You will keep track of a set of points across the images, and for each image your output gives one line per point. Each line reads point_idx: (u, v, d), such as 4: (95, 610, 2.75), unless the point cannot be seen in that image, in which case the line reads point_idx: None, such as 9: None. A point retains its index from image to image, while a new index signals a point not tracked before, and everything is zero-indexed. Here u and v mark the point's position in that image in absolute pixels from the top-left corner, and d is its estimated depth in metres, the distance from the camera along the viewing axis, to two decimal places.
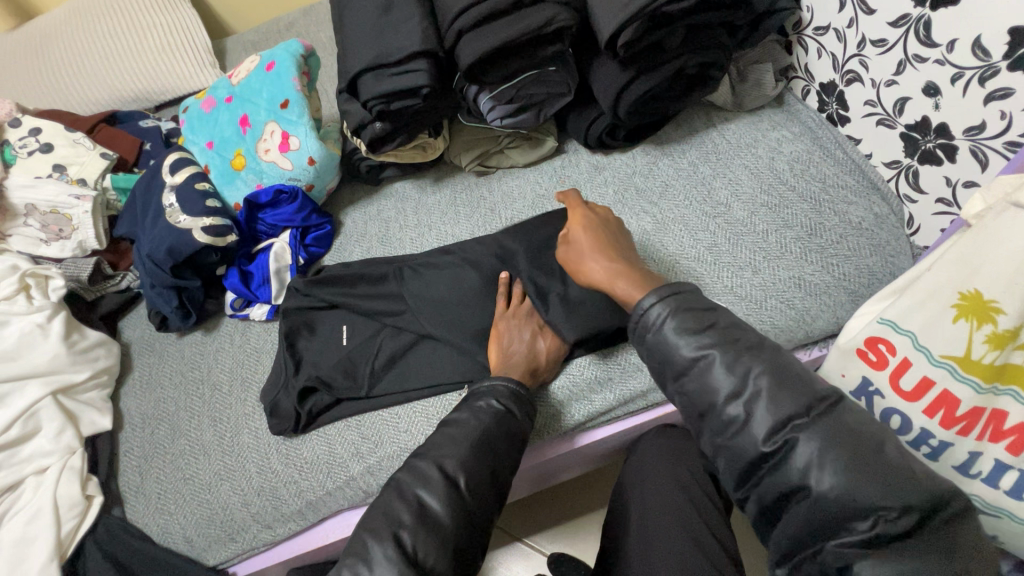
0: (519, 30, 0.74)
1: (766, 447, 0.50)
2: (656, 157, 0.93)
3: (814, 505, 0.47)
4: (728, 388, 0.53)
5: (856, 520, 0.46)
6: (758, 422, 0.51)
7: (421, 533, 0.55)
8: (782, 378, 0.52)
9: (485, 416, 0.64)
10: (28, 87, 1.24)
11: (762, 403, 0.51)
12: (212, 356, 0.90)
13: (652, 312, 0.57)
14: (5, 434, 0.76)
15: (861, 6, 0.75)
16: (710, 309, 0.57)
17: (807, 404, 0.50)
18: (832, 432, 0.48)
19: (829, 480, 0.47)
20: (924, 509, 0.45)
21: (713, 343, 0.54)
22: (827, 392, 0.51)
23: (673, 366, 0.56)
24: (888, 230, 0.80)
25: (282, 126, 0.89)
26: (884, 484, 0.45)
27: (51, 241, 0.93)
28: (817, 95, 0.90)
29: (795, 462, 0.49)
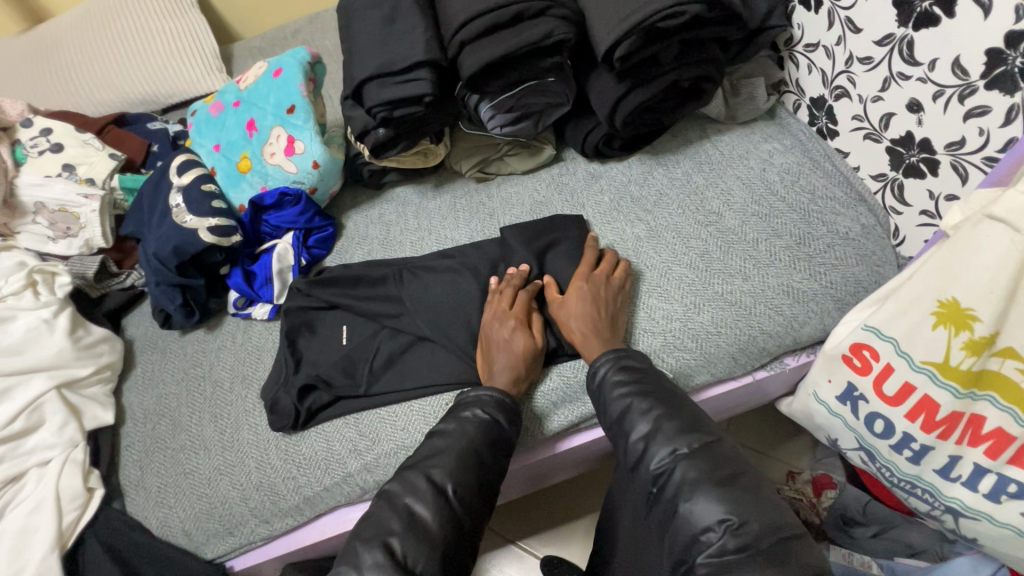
0: (519, 43, 0.77)
1: (653, 470, 0.59)
2: (651, 167, 0.96)
3: (682, 522, 0.55)
4: (638, 428, 0.62)
5: (708, 532, 0.53)
6: (652, 451, 0.60)
7: (410, 540, 0.57)
8: (681, 422, 0.61)
9: (469, 426, 0.65)
10: (37, 89, 1.26)
11: (658, 437, 0.61)
12: (214, 353, 0.92)
13: (598, 367, 0.69)
14: (10, 427, 0.77)
15: (849, 25, 0.78)
16: (643, 368, 0.68)
17: (690, 439, 0.59)
18: (702, 461, 0.58)
19: (693, 500, 0.55)
20: (762, 524, 0.52)
21: (636, 392, 0.65)
22: (711, 434, 0.61)
23: (606, 411, 0.66)
24: (874, 240, 0.82)
25: (287, 130, 0.92)
26: (734, 503, 0.54)
27: (58, 239, 0.95)
28: (807, 109, 0.93)
29: (673, 482, 0.57)
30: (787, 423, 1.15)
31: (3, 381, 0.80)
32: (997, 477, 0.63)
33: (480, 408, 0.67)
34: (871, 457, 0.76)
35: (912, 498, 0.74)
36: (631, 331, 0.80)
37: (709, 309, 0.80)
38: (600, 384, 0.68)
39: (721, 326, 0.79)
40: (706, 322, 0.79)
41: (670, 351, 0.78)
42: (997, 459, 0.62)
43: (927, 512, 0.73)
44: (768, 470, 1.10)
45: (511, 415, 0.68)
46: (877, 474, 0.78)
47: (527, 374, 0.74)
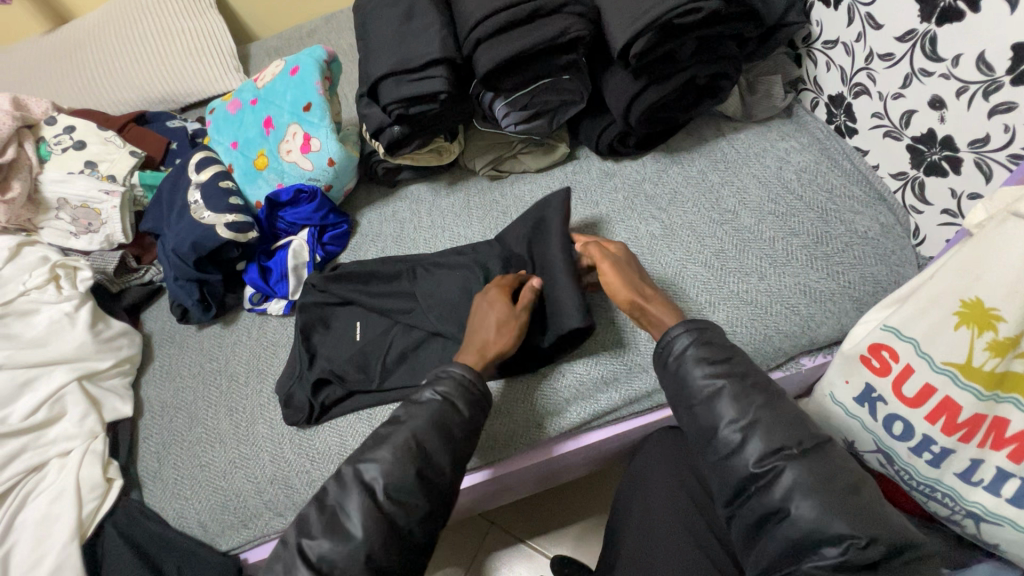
0: (534, 40, 0.77)
1: (755, 469, 0.58)
2: (666, 165, 0.95)
3: (791, 527, 0.54)
4: (731, 415, 0.60)
5: (827, 544, 0.52)
6: (751, 446, 0.58)
7: (326, 542, 0.58)
8: (780, 416, 0.59)
9: (420, 410, 0.65)
10: (61, 88, 1.29)
11: (757, 430, 0.59)
12: (230, 348, 0.93)
13: (675, 339, 0.66)
14: (34, 417, 0.79)
15: (869, 21, 0.77)
16: (728, 348, 0.65)
17: (798, 440, 0.57)
18: (817, 467, 0.56)
19: (807, 506, 0.54)
20: (888, 542, 0.51)
21: (725, 376, 0.62)
22: (816, 435, 0.59)
23: (688, 390, 0.64)
24: (893, 240, 0.81)
25: (304, 128, 0.93)
26: (853, 516, 0.52)
27: (80, 234, 0.97)
28: (825, 107, 0.92)
29: (780, 488, 0.56)
30: None
31: (26, 372, 0.82)
32: (1021, 482, 0.61)
33: (440, 385, 0.67)
34: (889, 460, 0.74)
35: (932, 502, 0.72)
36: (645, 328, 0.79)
37: (724, 308, 0.79)
38: (680, 359, 0.65)
39: (736, 325, 0.78)
40: (721, 320, 0.78)
41: None
42: (1021, 464, 0.60)
43: (947, 516, 0.71)
44: None
45: (472, 402, 0.67)
46: (894, 477, 0.76)
47: (498, 341, 0.72)
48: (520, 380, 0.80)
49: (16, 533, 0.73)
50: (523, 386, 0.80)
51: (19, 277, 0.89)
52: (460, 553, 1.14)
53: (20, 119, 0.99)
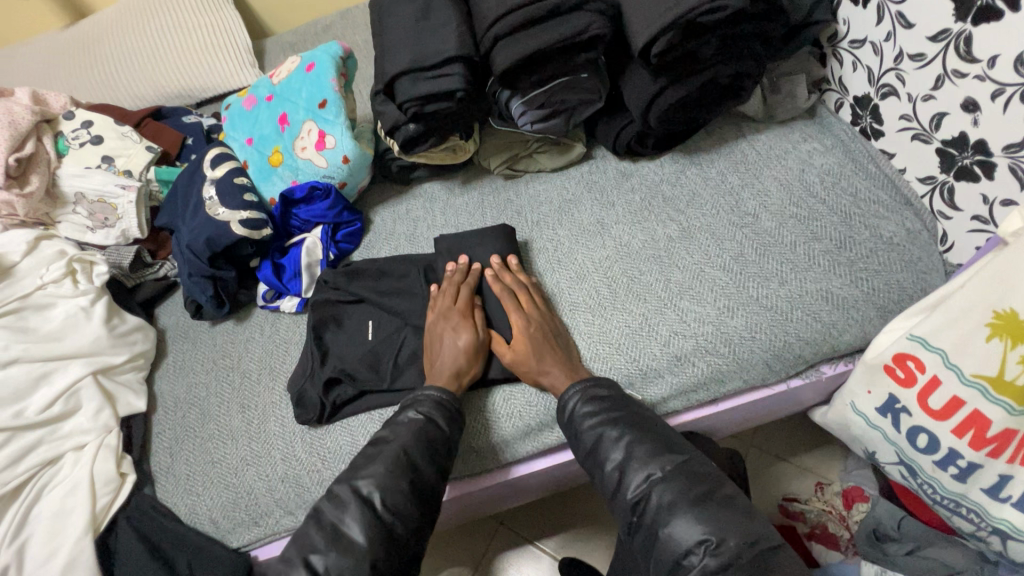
0: (553, 38, 0.75)
1: (632, 498, 0.62)
2: (684, 166, 0.93)
3: (660, 543, 0.58)
4: (612, 456, 0.65)
5: (689, 555, 0.56)
6: (628, 479, 0.63)
7: (332, 554, 0.60)
8: (652, 446, 0.64)
9: (404, 429, 0.68)
10: (80, 82, 1.30)
11: (632, 465, 0.63)
12: (243, 345, 0.93)
13: (567, 398, 0.70)
14: (49, 411, 0.80)
15: (900, 20, 0.75)
16: (610, 393, 0.70)
17: (663, 464, 0.62)
18: (677, 482, 0.60)
19: (672, 520, 0.58)
20: (740, 539, 0.55)
21: (606, 420, 0.67)
22: (684, 454, 0.63)
23: (579, 440, 0.68)
24: (920, 246, 0.79)
25: (318, 125, 0.92)
26: (710, 521, 0.57)
27: (97, 229, 0.98)
28: (850, 108, 0.89)
29: (650, 508, 0.60)
30: (818, 432, 1.11)
31: (42, 366, 0.83)
32: None
33: (418, 406, 0.70)
34: (911, 472, 0.73)
35: (955, 517, 0.71)
36: (660, 333, 0.78)
37: (743, 314, 0.77)
38: (570, 415, 0.69)
39: (755, 331, 0.76)
40: (739, 326, 0.77)
41: (701, 356, 0.76)
42: None
43: (971, 532, 0.70)
44: (796, 481, 1.07)
45: (450, 416, 0.70)
46: (917, 490, 0.75)
47: (471, 369, 0.75)
48: (486, 399, 0.79)
49: (31, 526, 0.74)
50: (490, 406, 0.78)
51: (36, 271, 0.90)
52: (467, 553, 1.13)
53: (38, 113, 1.00)
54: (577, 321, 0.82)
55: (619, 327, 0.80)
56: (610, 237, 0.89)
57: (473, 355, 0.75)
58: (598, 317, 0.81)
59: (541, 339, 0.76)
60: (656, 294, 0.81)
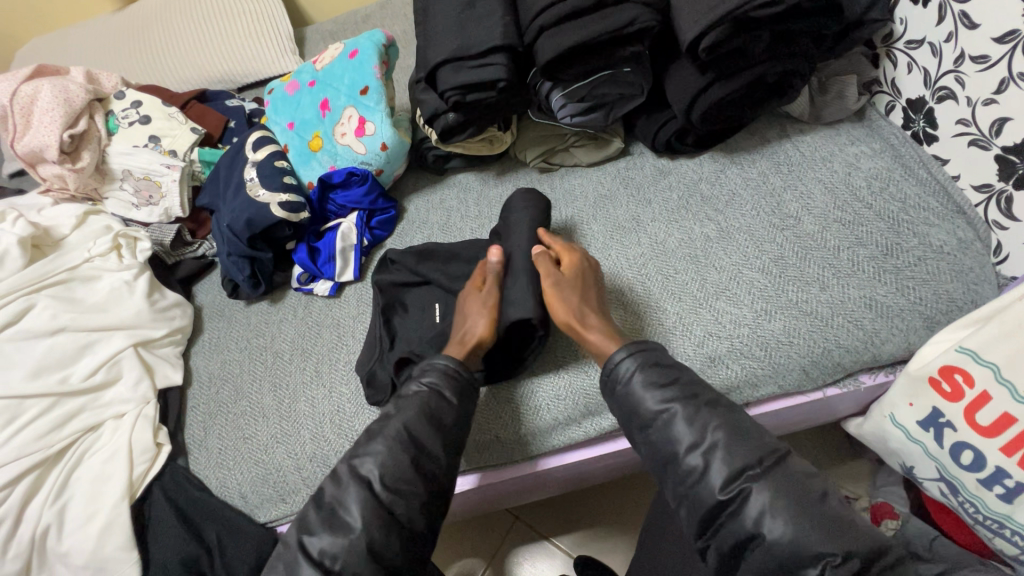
0: (600, 30, 0.74)
1: (722, 495, 0.57)
2: (724, 165, 0.92)
3: (766, 552, 0.54)
4: (688, 438, 0.60)
5: (806, 566, 0.52)
6: (713, 471, 0.58)
7: (328, 536, 0.59)
8: (735, 431, 0.59)
9: (409, 401, 0.67)
10: (130, 65, 1.34)
11: (718, 453, 0.58)
12: (276, 325, 0.95)
13: (622, 365, 0.66)
14: (93, 379, 0.83)
15: (964, 20, 0.72)
16: (672, 365, 0.66)
17: (758, 457, 0.57)
18: (781, 483, 0.56)
19: (780, 528, 0.53)
20: (864, 555, 0.52)
21: (675, 398, 0.63)
22: (776, 446, 0.59)
23: (639, 413, 0.64)
24: (972, 256, 0.76)
25: (359, 111, 0.93)
26: (826, 532, 0.52)
27: (141, 206, 1.02)
28: (902, 112, 0.86)
29: (749, 512, 0.55)
30: (847, 446, 1.08)
31: (87, 335, 0.86)
32: None
33: (428, 376, 0.69)
34: (952, 490, 0.71)
35: (998, 539, 0.68)
36: (696, 332, 0.77)
37: (782, 318, 0.76)
38: (628, 384, 0.66)
39: (794, 336, 0.74)
40: (777, 330, 0.75)
41: (736, 359, 0.75)
42: None
43: (1015, 556, 0.68)
44: None
45: (458, 389, 0.69)
46: (956, 508, 0.73)
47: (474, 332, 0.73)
48: (505, 392, 0.79)
49: (71, 488, 0.76)
50: (507, 401, 0.78)
51: (85, 244, 0.94)
52: (482, 546, 1.14)
53: (91, 92, 1.03)
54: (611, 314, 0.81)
55: (653, 325, 0.79)
56: (646, 235, 0.87)
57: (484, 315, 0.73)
58: (632, 313, 0.80)
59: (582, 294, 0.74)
60: (693, 293, 0.80)
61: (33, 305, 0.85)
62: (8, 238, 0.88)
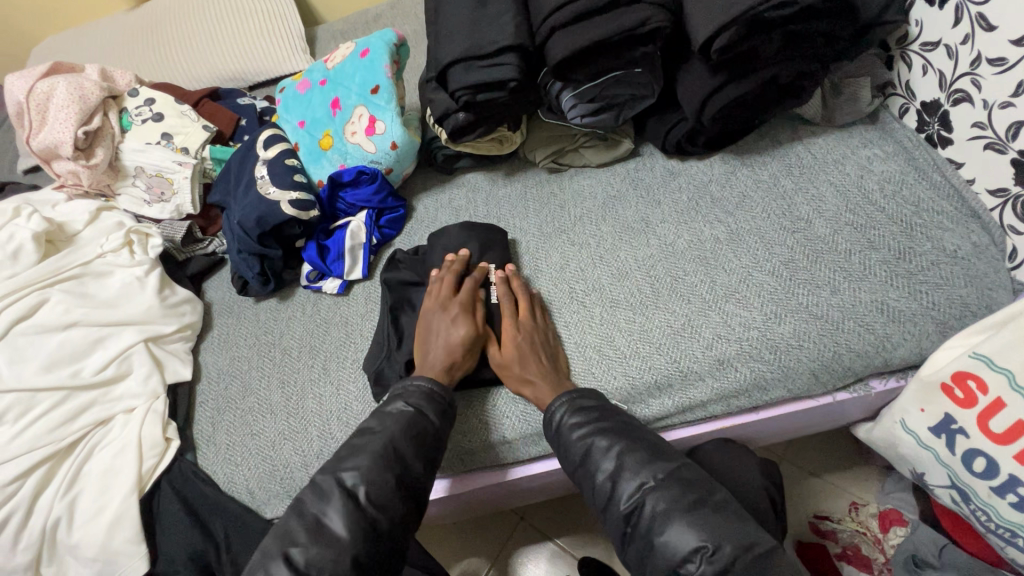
0: (611, 30, 0.74)
1: (625, 508, 0.61)
2: (735, 167, 0.91)
3: (657, 555, 0.56)
4: (602, 467, 0.64)
5: (687, 562, 0.54)
6: (620, 490, 0.61)
7: (313, 548, 0.59)
8: (640, 453, 0.63)
9: (391, 421, 0.68)
10: (144, 63, 1.35)
11: (623, 474, 0.62)
12: (284, 323, 0.95)
13: (554, 410, 0.69)
14: (104, 373, 0.83)
15: (980, 22, 0.71)
16: (595, 402, 0.69)
17: (654, 472, 0.61)
18: (670, 491, 0.59)
19: (666, 529, 0.56)
20: (736, 545, 0.54)
21: (589, 431, 0.66)
22: (673, 461, 0.62)
23: (568, 453, 0.67)
24: (986, 261, 0.75)
25: (370, 110, 0.94)
26: (704, 529, 0.55)
27: (153, 203, 1.02)
28: (916, 114, 0.86)
29: (645, 520, 0.59)
30: (856, 451, 1.07)
31: (98, 330, 0.87)
32: None
33: (409, 398, 0.70)
34: (964, 497, 0.70)
35: (1010, 547, 0.67)
36: (703, 335, 0.76)
37: (791, 321, 0.75)
38: (558, 428, 0.68)
39: (804, 340, 0.74)
40: (787, 334, 0.75)
41: (744, 362, 0.74)
42: None
43: None
44: (830, 499, 1.04)
45: (440, 410, 0.70)
46: (968, 516, 0.72)
47: (464, 362, 0.75)
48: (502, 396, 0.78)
49: (81, 482, 0.77)
50: (503, 406, 0.78)
51: (97, 240, 0.95)
52: (487, 546, 1.14)
53: (106, 89, 1.04)
54: (617, 316, 0.81)
55: (661, 326, 0.78)
56: (655, 236, 0.87)
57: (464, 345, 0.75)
58: (639, 315, 0.80)
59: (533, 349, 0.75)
60: (701, 296, 0.80)
61: (45, 300, 0.86)
62: (23, 233, 0.89)
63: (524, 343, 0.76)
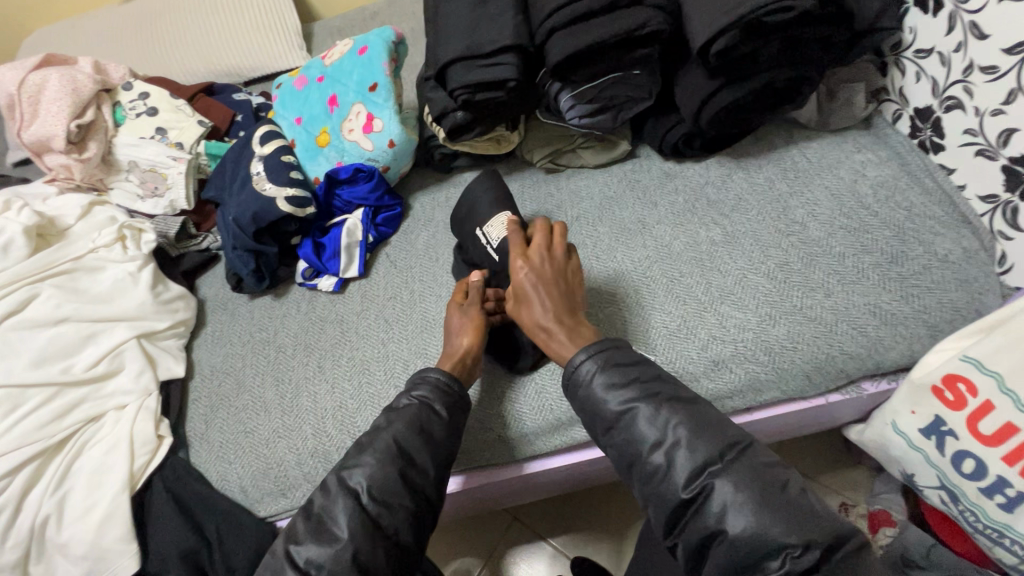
0: (611, 32, 0.75)
1: (686, 493, 0.57)
2: (731, 170, 0.92)
3: (730, 548, 0.54)
4: (654, 437, 0.60)
5: (768, 559, 0.53)
6: (678, 466, 0.58)
7: None
8: (698, 425, 0.59)
9: (400, 414, 0.67)
10: (136, 56, 1.34)
11: (680, 449, 0.58)
12: (279, 320, 0.95)
13: (583, 366, 0.65)
14: (95, 369, 0.82)
15: (973, 30, 0.72)
16: (635, 363, 0.65)
17: (719, 450, 0.57)
18: (743, 477, 0.56)
19: (745, 520, 0.53)
20: (825, 543, 0.52)
21: (636, 398, 0.62)
22: (736, 438, 0.59)
23: (606, 420, 0.63)
24: (976, 266, 0.76)
25: (367, 107, 0.93)
26: (789, 524, 0.52)
27: (146, 198, 1.02)
28: (909, 121, 0.87)
29: (713, 508, 0.55)
30: (847, 453, 1.08)
31: (91, 325, 0.86)
32: None
33: (419, 390, 0.70)
34: (953, 498, 0.71)
35: (998, 548, 0.69)
36: (699, 335, 0.77)
37: (786, 323, 0.76)
38: (588, 386, 0.64)
39: (798, 342, 0.75)
40: (781, 335, 0.75)
41: (739, 362, 0.75)
42: None
43: (1014, 565, 0.68)
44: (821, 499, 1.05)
45: (451, 403, 0.70)
46: (956, 517, 0.73)
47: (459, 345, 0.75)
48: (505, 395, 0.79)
49: (71, 479, 0.76)
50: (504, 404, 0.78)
51: (89, 235, 0.94)
52: (480, 544, 1.14)
53: (99, 82, 1.03)
54: (615, 316, 0.81)
55: (658, 326, 0.79)
56: (651, 237, 0.88)
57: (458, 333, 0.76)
58: (637, 314, 0.80)
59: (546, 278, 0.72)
60: (697, 296, 0.80)
61: (36, 295, 0.85)
62: (13, 227, 0.87)
63: (533, 288, 0.70)
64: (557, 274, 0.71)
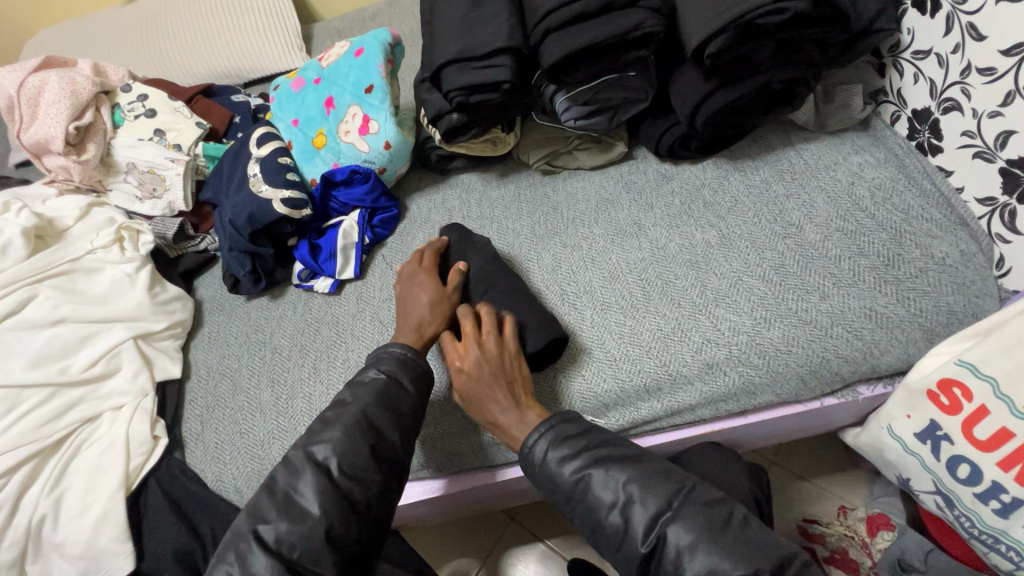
0: (604, 33, 0.74)
1: (644, 546, 0.59)
2: (728, 172, 0.92)
3: None
4: (609, 500, 0.62)
5: None
6: (634, 523, 0.60)
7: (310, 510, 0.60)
8: (646, 480, 0.62)
9: (364, 390, 0.68)
10: (136, 57, 1.35)
11: (635, 506, 0.60)
12: (275, 321, 0.95)
13: (534, 446, 0.66)
14: (92, 370, 0.83)
15: (970, 31, 0.71)
16: (580, 429, 0.67)
17: (667, 500, 0.60)
18: (691, 519, 0.58)
19: (698, 563, 0.56)
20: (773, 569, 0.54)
21: (585, 464, 0.64)
22: (681, 483, 0.62)
23: (562, 490, 0.65)
24: (974, 269, 0.75)
25: (363, 109, 0.93)
26: (738, 560, 0.55)
27: (145, 199, 1.02)
28: (907, 122, 0.86)
29: (669, 554, 0.58)
30: (846, 456, 1.08)
31: (88, 326, 0.86)
32: None
33: (382, 364, 0.70)
34: (948, 503, 0.71)
35: (994, 554, 0.68)
36: (693, 339, 0.77)
37: (781, 326, 0.75)
38: (543, 463, 0.66)
39: (792, 345, 0.74)
40: (776, 339, 0.75)
41: (733, 366, 0.75)
42: None
43: (1011, 571, 0.67)
44: (818, 502, 1.04)
45: (415, 376, 0.71)
46: (951, 522, 0.73)
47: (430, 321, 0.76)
48: None
49: (68, 479, 0.76)
50: None
51: (87, 236, 0.95)
52: (476, 545, 1.14)
53: (98, 84, 1.04)
54: (609, 317, 0.81)
55: (650, 330, 0.78)
56: (647, 240, 0.87)
57: (435, 310, 0.77)
58: (631, 318, 0.80)
59: (486, 374, 0.71)
60: (692, 299, 0.80)
61: (34, 295, 0.86)
62: (12, 228, 0.88)
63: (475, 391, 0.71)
64: (489, 378, 0.70)
